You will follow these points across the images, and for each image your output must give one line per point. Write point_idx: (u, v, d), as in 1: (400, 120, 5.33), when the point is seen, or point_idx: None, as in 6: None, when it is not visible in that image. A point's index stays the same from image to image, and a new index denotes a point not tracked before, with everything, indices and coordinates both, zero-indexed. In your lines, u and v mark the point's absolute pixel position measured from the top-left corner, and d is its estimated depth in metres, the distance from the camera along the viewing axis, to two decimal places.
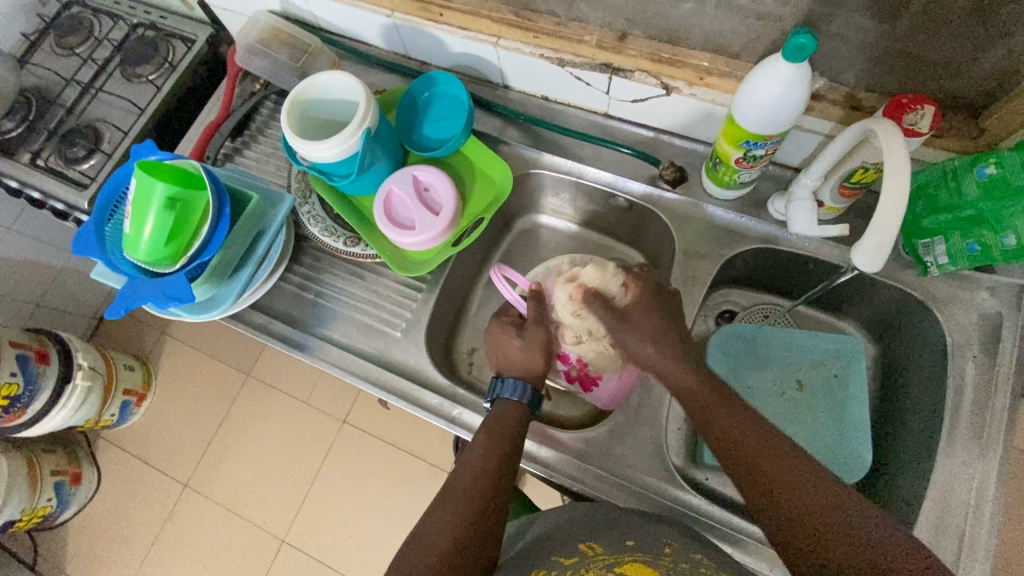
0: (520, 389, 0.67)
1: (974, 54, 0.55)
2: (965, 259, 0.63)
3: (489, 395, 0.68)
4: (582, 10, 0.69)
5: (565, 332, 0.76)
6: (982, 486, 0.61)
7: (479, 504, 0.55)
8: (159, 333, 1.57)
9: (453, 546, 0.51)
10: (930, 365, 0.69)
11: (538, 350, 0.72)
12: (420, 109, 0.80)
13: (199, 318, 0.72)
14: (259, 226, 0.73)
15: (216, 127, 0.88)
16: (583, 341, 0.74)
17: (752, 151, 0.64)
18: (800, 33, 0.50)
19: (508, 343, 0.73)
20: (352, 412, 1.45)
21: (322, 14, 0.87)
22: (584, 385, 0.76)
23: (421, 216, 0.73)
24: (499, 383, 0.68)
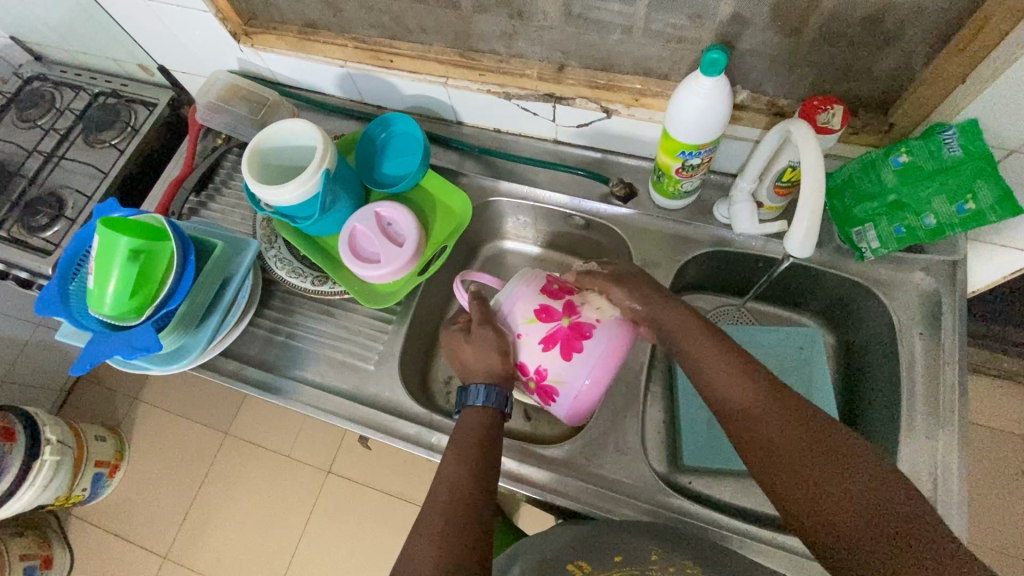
0: (491, 393, 0.63)
1: (871, 58, 0.61)
2: (894, 242, 0.68)
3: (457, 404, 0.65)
4: (522, 47, 0.75)
5: (524, 337, 0.67)
6: (947, 457, 0.64)
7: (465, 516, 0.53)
8: (131, 399, 1.53)
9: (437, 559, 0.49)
10: (884, 346, 0.73)
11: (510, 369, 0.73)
12: (378, 149, 0.84)
13: (167, 369, 0.72)
14: (225, 273, 0.74)
15: (179, 183, 0.90)
16: (548, 345, 0.66)
17: (689, 161, 0.68)
18: (712, 50, 0.56)
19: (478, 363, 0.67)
20: (336, 460, 1.42)
21: (279, 69, 0.91)
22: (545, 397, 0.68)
23: (386, 248, 0.76)
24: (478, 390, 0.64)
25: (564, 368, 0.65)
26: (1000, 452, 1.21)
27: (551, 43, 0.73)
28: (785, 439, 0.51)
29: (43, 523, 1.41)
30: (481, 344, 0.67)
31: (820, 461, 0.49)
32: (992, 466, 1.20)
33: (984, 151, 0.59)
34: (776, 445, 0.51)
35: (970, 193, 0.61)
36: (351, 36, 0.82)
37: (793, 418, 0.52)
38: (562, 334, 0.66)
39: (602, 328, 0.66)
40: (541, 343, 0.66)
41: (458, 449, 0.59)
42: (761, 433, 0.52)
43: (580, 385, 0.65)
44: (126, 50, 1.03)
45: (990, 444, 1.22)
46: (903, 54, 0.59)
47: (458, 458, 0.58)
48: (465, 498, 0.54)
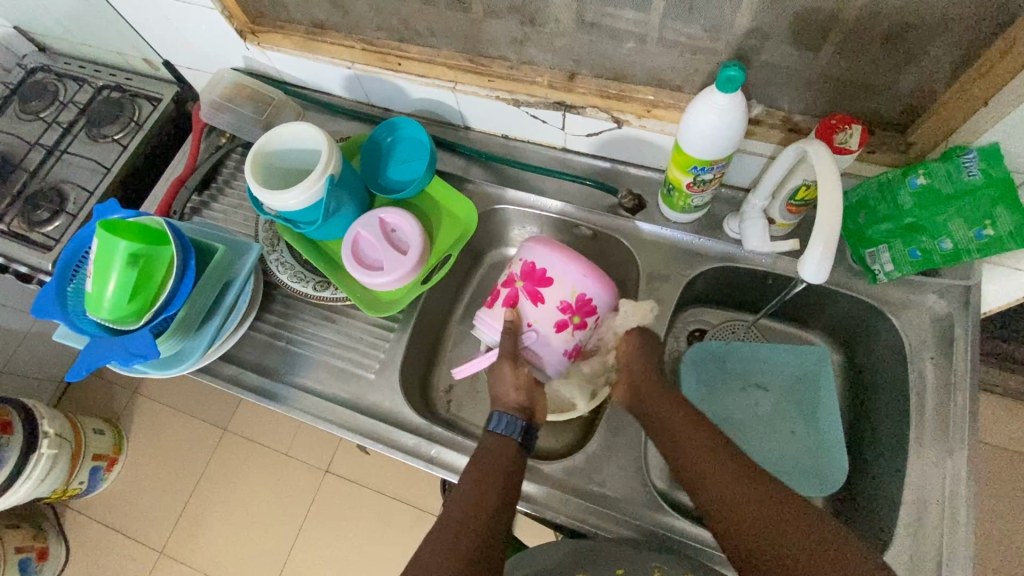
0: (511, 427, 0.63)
1: (891, 77, 0.59)
2: (908, 265, 0.66)
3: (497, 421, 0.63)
4: (532, 53, 0.73)
5: (536, 322, 0.67)
6: (955, 485, 0.62)
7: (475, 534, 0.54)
8: (131, 392, 1.53)
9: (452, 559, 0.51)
10: (893, 370, 0.71)
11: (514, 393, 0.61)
12: (384, 154, 0.82)
13: (166, 373, 0.71)
14: (226, 277, 0.73)
15: (181, 182, 0.89)
16: (537, 301, 0.66)
17: (700, 176, 0.67)
18: (729, 66, 0.55)
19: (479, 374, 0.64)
20: (334, 460, 1.41)
21: (285, 68, 0.90)
22: (586, 306, 0.66)
23: (390, 256, 0.74)
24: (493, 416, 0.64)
25: (558, 287, 0.66)
26: (1007, 473, 1.20)
27: (563, 50, 0.71)
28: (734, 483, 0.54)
29: (38, 514, 1.41)
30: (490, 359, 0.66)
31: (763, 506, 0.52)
32: (994, 486, 1.19)
33: (1005, 176, 0.57)
34: (727, 489, 0.54)
35: (988, 219, 0.60)
36: (359, 37, 0.81)
37: (741, 466, 0.56)
38: (532, 282, 0.66)
39: (517, 251, 0.69)
40: (539, 304, 0.66)
41: (485, 474, 0.58)
42: (708, 468, 0.56)
43: (576, 274, 0.65)
44: (131, 45, 1.02)
45: (997, 465, 1.21)
46: (924, 73, 0.58)
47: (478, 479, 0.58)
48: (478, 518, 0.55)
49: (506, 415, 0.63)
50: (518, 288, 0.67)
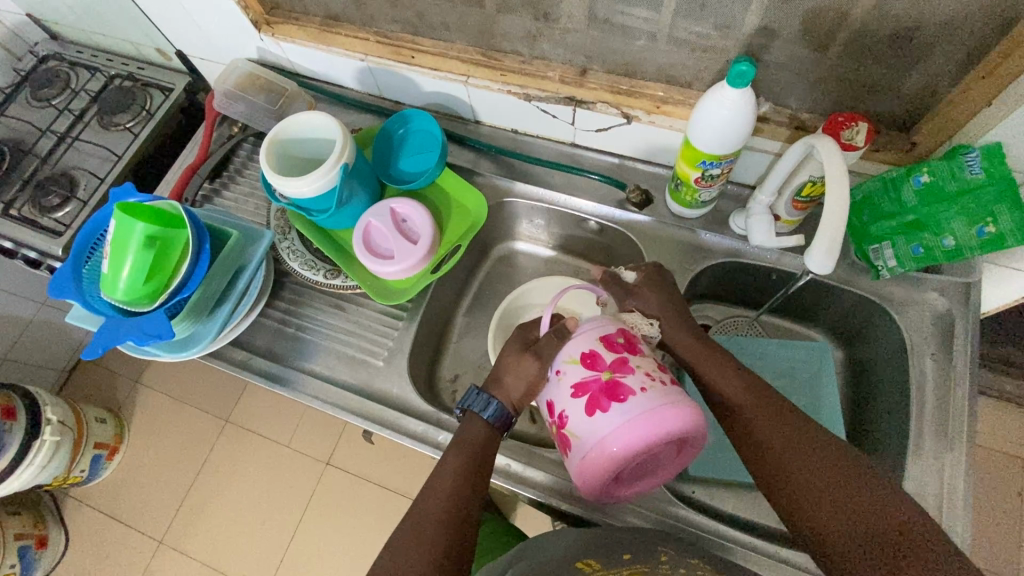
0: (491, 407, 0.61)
1: (898, 77, 0.61)
2: (911, 260, 0.68)
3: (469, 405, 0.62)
4: (544, 49, 0.75)
5: (562, 374, 0.58)
6: (953, 477, 0.64)
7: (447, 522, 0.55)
8: (132, 382, 1.53)
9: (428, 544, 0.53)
10: (893, 365, 0.73)
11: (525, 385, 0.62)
12: (396, 145, 0.83)
13: (177, 356, 0.71)
14: (238, 263, 0.74)
15: (194, 169, 0.90)
16: (578, 392, 0.56)
17: (708, 171, 0.68)
18: (740, 61, 0.56)
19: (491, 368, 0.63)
20: (335, 452, 1.42)
21: (298, 60, 0.91)
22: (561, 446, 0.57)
23: (400, 245, 0.75)
24: (475, 391, 0.62)
25: (583, 422, 0.55)
26: (1003, 474, 1.22)
27: (574, 45, 0.72)
28: (787, 445, 0.54)
29: (38, 502, 1.41)
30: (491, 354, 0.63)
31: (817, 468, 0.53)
32: (988, 487, 1.21)
33: (1007, 175, 0.59)
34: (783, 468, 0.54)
35: (989, 216, 0.61)
36: (373, 30, 0.82)
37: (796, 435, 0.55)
38: (595, 390, 0.55)
39: (652, 389, 0.54)
40: (575, 394, 0.56)
41: (465, 471, 0.58)
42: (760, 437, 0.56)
43: (592, 446, 0.54)
44: (144, 34, 1.03)
45: (992, 466, 1.22)
46: (930, 74, 0.59)
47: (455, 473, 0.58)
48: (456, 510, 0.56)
49: (490, 397, 0.61)
50: (602, 372, 0.55)
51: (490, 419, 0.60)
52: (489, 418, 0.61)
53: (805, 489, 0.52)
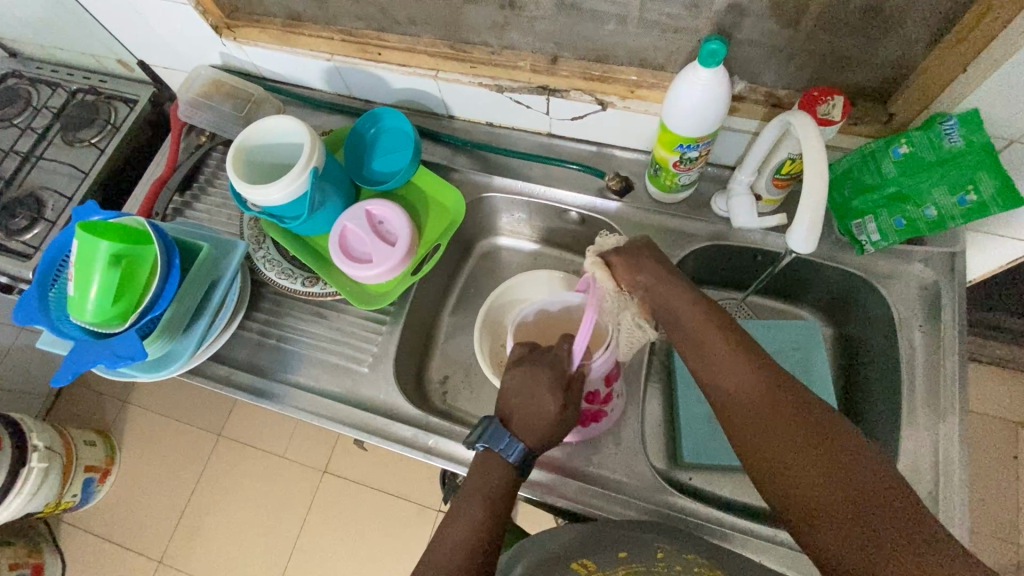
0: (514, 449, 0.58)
1: (871, 48, 0.60)
2: (894, 233, 0.67)
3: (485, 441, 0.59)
4: (513, 38, 0.73)
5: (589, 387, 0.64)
6: (947, 448, 0.63)
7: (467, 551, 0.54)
8: (121, 402, 1.50)
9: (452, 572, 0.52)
10: (882, 339, 0.72)
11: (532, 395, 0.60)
12: (368, 146, 0.81)
13: (154, 377, 0.69)
14: (212, 276, 0.72)
15: (162, 182, 0.87)
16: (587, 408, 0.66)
17: (686, 154, 0.67)
18: (710, 40, 0.55)
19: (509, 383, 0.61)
20: (332, 460, 1.40)
21: (263, 63, 0.88)
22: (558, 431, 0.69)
23: (378, 249, 0.73)
24: (499, 430, 0.59)
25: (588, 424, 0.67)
26: (997, 440, 1.22)
27: (544, 33, 0.71)
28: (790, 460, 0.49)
29: (31, 531, 1.38)
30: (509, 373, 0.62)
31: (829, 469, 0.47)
32: (984, 453, 1.22)
33: (985, 145, 0.58)
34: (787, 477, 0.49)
35: (971, 184, 0.60)
36: (337, 28, 0.80)
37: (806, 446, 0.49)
38: (586, 416, 0.65)
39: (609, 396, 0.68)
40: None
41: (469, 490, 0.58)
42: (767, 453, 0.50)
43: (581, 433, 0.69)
44: (103, 45, 0.99)
45: (987, 431, 1.23)
46: (903, 42, 0.58)
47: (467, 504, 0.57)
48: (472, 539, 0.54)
49: (516, 441, 0.58)
50: (595, 406, 0.65)
51: (513, 465, 0.58)
52: (513, 460, 0.58)
53: (819, 510, 0.46)
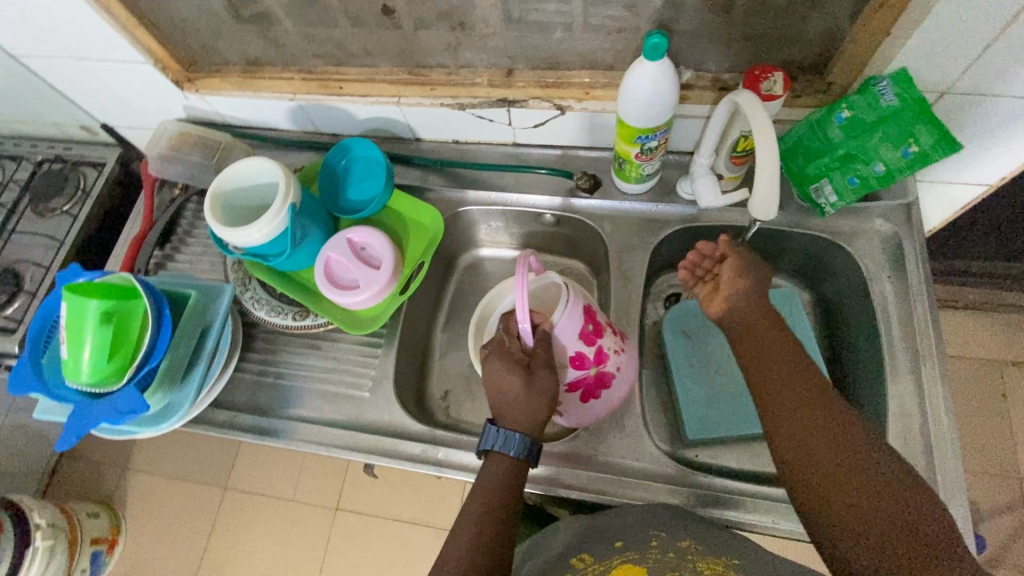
0: (516, 444, 0.60)
1: (801, 24, 0.64)
2: (850, 193, 0.70)
3: (481, 442, 0.61)
4: (467, 56, 0.76)
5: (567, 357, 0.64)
6: (931, 388, 0.67)
7: (478, 542, 0.56)
8: (121, 469, 1.47)
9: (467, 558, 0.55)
10: (855, 295, 0.76)
11: (541, 397, 0.61)
12: (341, 177, 0.83)
13: (157, 430, 0.69)
14: (203, 322, 0.73)
15: (141, 238, 0.87)
16: (578, 382, 0.65)
17: (646, 145, 0.70)
18: (652, 34, 0.58)
19: (509, 381, 0.61)
20: (343, 496, 1.40)
21: (228, 111, 0.90)
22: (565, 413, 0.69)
23: (363, 274, 0.75)
24: (494, 430, 0.61)
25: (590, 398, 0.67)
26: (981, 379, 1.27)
27: (496, 48, 0.74)
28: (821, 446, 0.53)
29: None
30: (516, 377, 0.61)
31: (862, 471, 0.51)
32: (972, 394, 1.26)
33: (918, 97, 0.62)
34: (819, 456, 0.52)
35: (912, 137, 0.64)
36: (297, 68, 0.82)
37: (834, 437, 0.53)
38: (587, 384, 0.66)
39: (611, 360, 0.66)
40: (565, 388, 0.66)
41: (488, 478, 0.60)
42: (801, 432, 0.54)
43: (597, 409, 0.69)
44: (65, 113, 1.00)
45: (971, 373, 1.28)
46: (829, 16, 0.63)
47: (484, 492, 0.59)
48: (488, 527, 0.57)
49: (516, 435, 0.60)
50: (590, 371, 0.65)
51: (519, 459, 0.60)
52: (514, 454, 0.60)
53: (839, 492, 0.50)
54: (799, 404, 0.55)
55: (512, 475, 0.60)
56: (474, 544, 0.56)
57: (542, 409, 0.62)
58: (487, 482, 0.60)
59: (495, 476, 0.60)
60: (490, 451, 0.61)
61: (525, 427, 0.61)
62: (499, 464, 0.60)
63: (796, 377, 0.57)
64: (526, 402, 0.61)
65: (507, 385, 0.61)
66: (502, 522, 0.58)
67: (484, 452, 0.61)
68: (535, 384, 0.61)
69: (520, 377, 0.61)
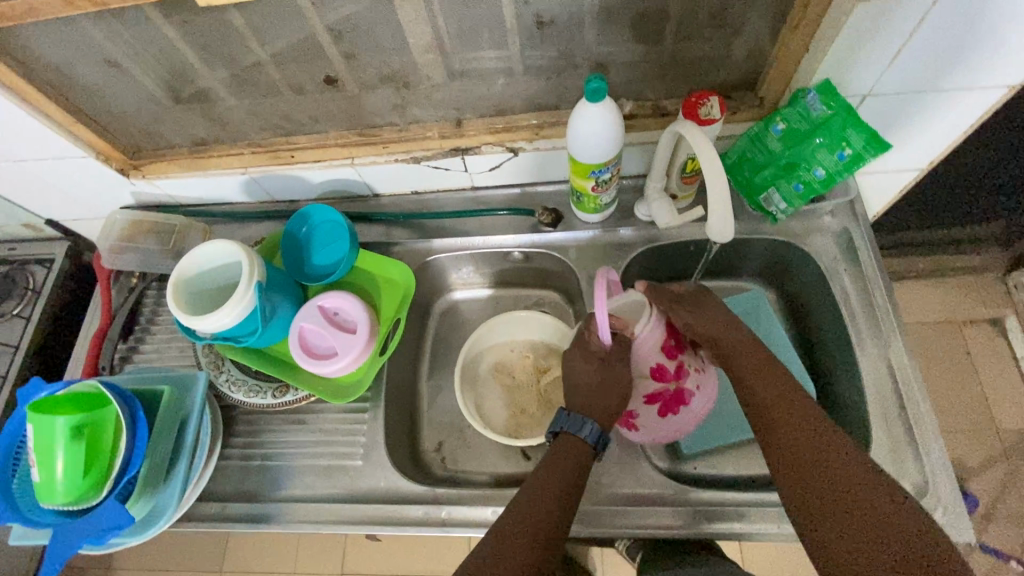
0: (589, 430, 0.63)
1: (727, 48, 0.68)
2: (797, 199, 0.73)
3: (552, 425, 0.65)
4: (415, 112, 0.77)
5: (648, 370, 0.64)
6: (902, 371, 0.69)
7: (543, 513, 0.58)
8: (106, 571, 1.39)
9: (531, 528, 0.57)
10: (818, 292, 0.79)
11: (611, 389, 0.64)
12: (304, 245, 0.82)
13: (143, 538, 0.66)
14: (180, 416, 0.70)
15: (102, 334, 0.85)
16: (656, 396, 0.66)
17: (600, 177, 0.73)
18: (591, 78, 0.61)
19: (582, 369, 0.65)
20: (346, 560, 1.35)
21: (179, 192, 0.89)
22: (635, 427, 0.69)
23: (339, 340, 0.74)
24: (567, 415, 0.64)
25: (664, 413, 0.68)
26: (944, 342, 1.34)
27: (442, 102, 0.76)
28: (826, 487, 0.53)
29: None
30: (593, 366, 0.64)
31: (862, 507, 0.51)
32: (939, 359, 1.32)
33: (844, 104, 0.65)
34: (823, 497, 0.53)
35: (844, 141, 0.66)
36: (246, 142, 0.82)
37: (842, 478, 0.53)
38: (666, 398, 0.66)
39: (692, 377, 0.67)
40: (644, 400, 0.66)
41: (549, 458, 0.62)
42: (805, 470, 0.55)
43: (669, 423, 0.69)
44: (6, 213, 0.97)
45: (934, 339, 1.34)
46: (751, 38, 0.67)
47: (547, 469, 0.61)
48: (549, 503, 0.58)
49: (592, 424, 0.63)
50: (670, 385, 0.66)
51: (589, 445, 0.63)
52: (586, 439, 0.63)
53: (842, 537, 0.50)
54: (805, 435, 0.56)
55: (577, 461, 0.62)
56: (540, 513, 0.58)
57: (612, 402, 0.64)
58: (557, 459, 0.62)
59: (567, 457, 0.62)
60: (559, 435, 0.64)
61: (595, 415, 0.64)
62: (570, 447, 0.63)
63: (806, 423, 0.57)
64: (596, 390, 0.64)
65: (580, 372, 0.65)
66: (564, 497, 0.59)
67: (555, 436, 0.65)
68: (605, 372, 0.64)
69: (592, 364, 0.64)
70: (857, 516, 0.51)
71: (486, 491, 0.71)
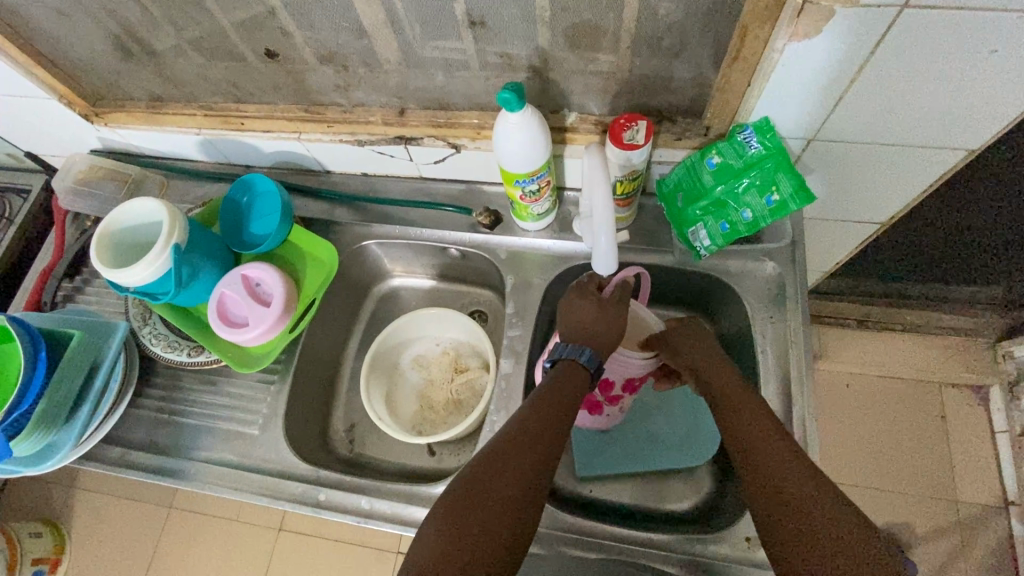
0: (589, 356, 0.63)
1: (669, 72, 0.65)
2: (721, 238, 0.69)
3: (548, 356, 0.66)
4: (360, 95, 0.77)
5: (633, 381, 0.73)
6: (804, 430, 0.67)
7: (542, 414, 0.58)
8: (69, 488, 1.47)
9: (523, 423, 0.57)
10: (742, 335, 0.76)
11: (613, 321, 0.66)
12: (243, 213, 0.84)
13: (37, 469, 0.70)
14: (92, 362, 0.73)
15: (49, 271, 0.89)
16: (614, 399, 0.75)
17: (527, 188, 0.71)
18: (504, 89, 0.59)
19: (586, 307, 0.67)
20: (286, 517, 1.40)
21: (141, 143, 0.91)
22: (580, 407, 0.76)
23: (253, 311, 0.75)
24: (565, 345, 0.65)
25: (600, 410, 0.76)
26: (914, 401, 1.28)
27: (384, 89, 0.75)
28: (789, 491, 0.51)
29: None
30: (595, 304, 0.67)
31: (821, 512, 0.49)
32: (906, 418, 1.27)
33: (779, 146, 0.62)
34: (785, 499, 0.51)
35: (774, 185, 0.63)
36: (199, 104, 0.83)
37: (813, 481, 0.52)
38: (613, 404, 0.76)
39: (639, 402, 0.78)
40: (604, 391, 0.74)
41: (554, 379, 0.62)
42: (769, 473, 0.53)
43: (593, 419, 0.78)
44: None
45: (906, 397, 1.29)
46: (694, 64, 0.63)
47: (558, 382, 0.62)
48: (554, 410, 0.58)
49: (588, 350, 0.63)
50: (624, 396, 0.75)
51: (586, 368, 0.62)
52: (585, 362, 0.62)
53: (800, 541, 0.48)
54: (775, 442, 0.55)
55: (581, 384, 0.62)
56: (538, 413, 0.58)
57: (614, 333, 0.65)
58: (559, 383, 0.61)
59: (569, 382, 0.61)
60: (554, 363, 0.64)
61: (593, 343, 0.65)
62: (571, 371, 0.62)
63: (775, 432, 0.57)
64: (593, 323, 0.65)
65: (585, 310, 0.66)
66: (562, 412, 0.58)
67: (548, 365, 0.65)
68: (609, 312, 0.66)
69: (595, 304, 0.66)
70: (808, 518, 0.49)
71: (367, 480, 0.72)
